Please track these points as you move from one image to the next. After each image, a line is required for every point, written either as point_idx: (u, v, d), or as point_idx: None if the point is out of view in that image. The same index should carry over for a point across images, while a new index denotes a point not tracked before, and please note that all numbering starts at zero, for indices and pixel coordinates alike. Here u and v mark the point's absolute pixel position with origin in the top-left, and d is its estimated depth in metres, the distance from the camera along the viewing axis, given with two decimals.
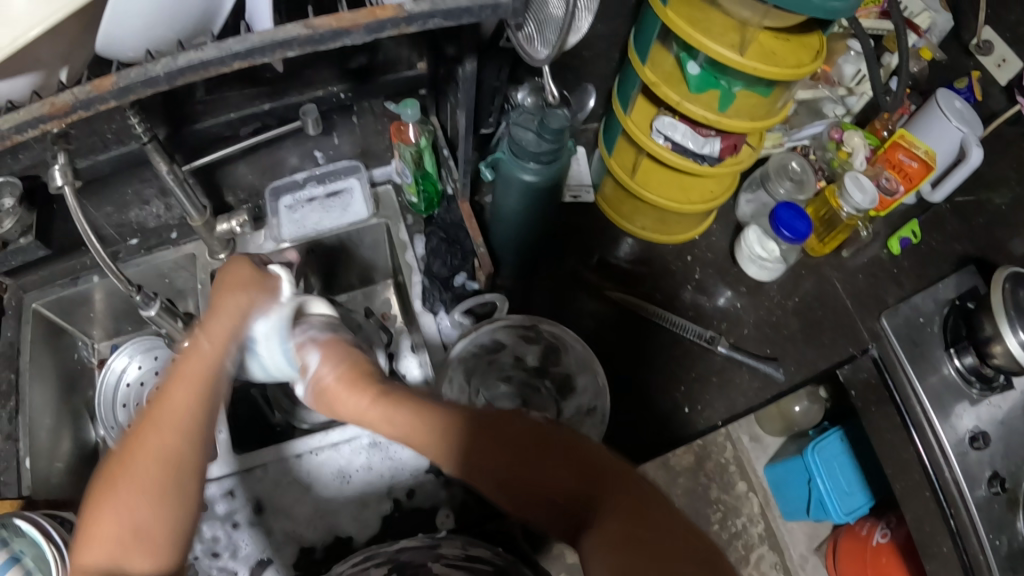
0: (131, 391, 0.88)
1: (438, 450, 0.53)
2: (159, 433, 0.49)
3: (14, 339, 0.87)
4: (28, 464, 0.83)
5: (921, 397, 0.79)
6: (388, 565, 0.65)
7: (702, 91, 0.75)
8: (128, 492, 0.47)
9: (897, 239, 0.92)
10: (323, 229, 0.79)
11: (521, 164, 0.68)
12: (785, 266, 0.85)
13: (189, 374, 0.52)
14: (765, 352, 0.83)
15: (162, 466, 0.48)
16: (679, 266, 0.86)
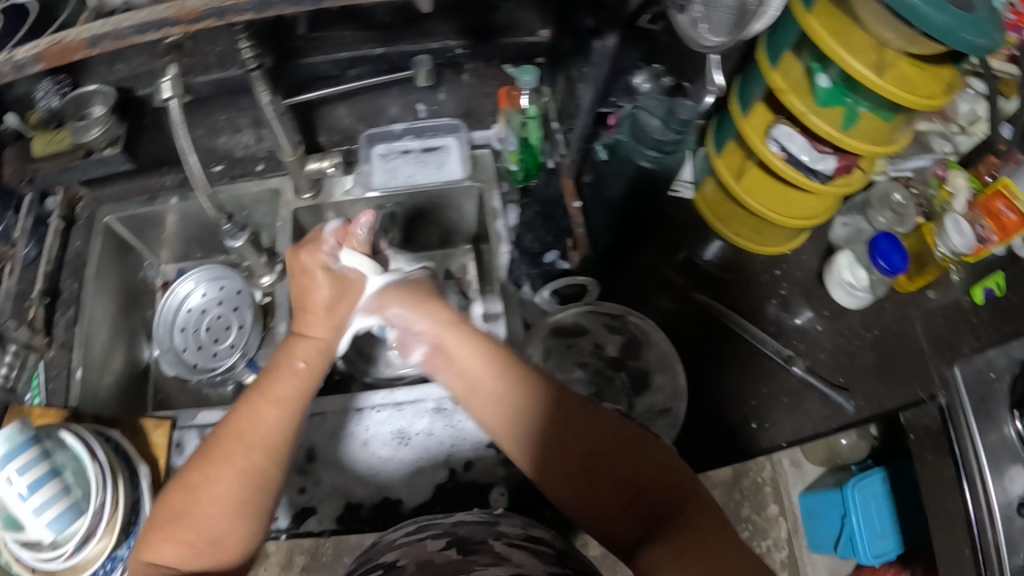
0: (191, 317, 0.87)
1: (515, 427, 0.54)
2: (249, 437, 0.53)
3: (83, 248, 0.87)
4: (78, 375, 0.83)
5: (981, 453, 0.67)
6: (445, 538, 0.62)
7: (828, 106, 0.72)
8: (206, 497, 0.51)
9: (982, 291, 0.83)
10: (415, 182, 0.78)
11: (640, 150, 0.66)
12: (871, 297, 0.82)
13: (282, 379, 0.56)
14: (838, 380, 0.80)
15: (242, 478, 0.52)
16: (767, 279, 0.84)
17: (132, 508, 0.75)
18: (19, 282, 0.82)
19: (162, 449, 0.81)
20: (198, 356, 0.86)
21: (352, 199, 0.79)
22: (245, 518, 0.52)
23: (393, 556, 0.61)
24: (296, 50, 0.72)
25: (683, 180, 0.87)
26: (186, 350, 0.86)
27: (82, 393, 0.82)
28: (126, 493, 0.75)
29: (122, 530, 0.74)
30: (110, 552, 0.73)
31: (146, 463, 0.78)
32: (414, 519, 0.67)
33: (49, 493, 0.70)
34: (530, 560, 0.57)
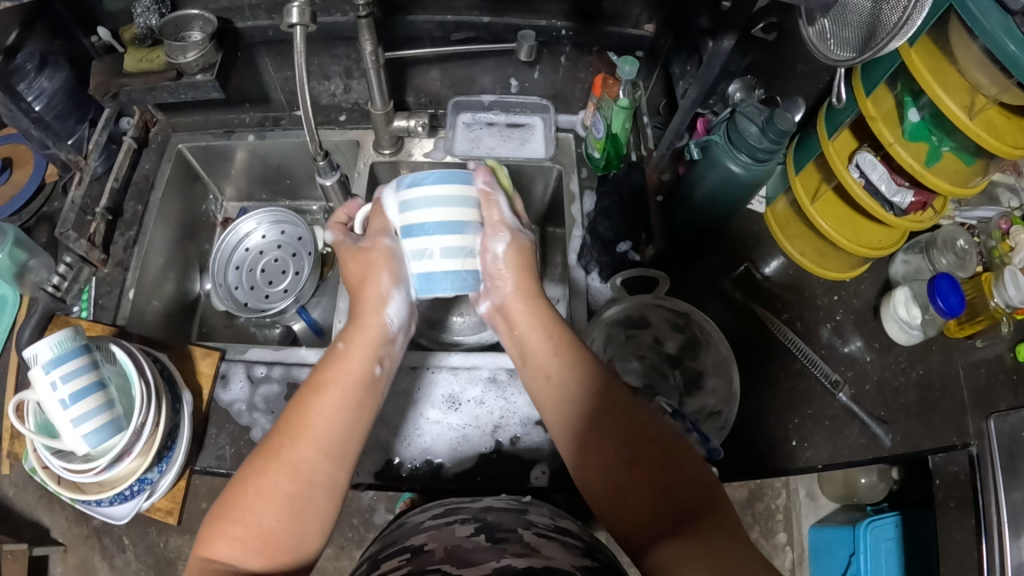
0: (247, 256, 0.91)
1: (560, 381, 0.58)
2: (304, 438, 0.55)
3: (152, 171, 0.87)
4: (130, 295, 0.82)
5: (1001, 509, 0.75)
6: (475, 524, 0.58)
7: (915, 140, 0.72)
8: (264, 498, 0.52)
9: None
10: (496, 154, 0.80)
11: (732, 153, 0.67)
12: (923, 336, 0.82)
13: (338, 380, 0.59)
14: (878, 414, 0.79)
15: (291, 475, 0.53)
16: (824, 303, 0.85)
17: (169, 435, 0.72)
18: (85, 196, 0.82)
19: (207, 378, 0.78)
20: (249, 295, 0.90)
21: (431, 161, 0.80)
22: (302, 518, 0.53)
23: (422, 539, 0.57)
24: (405, 7, 0.74)
25: (758, 195, 0.90)
26: (238, 288, 0.90)
27: (131, 314, 0.81)
28: (167, 418, 0.72)
29: (157, 456, 0.71)
30: (140, 474, 0.70)
31: (190, 391, 0.75)
32: (438, 502, 0.64)
33: (93, 407, 0.66)
34: (560, 553, 0.54)
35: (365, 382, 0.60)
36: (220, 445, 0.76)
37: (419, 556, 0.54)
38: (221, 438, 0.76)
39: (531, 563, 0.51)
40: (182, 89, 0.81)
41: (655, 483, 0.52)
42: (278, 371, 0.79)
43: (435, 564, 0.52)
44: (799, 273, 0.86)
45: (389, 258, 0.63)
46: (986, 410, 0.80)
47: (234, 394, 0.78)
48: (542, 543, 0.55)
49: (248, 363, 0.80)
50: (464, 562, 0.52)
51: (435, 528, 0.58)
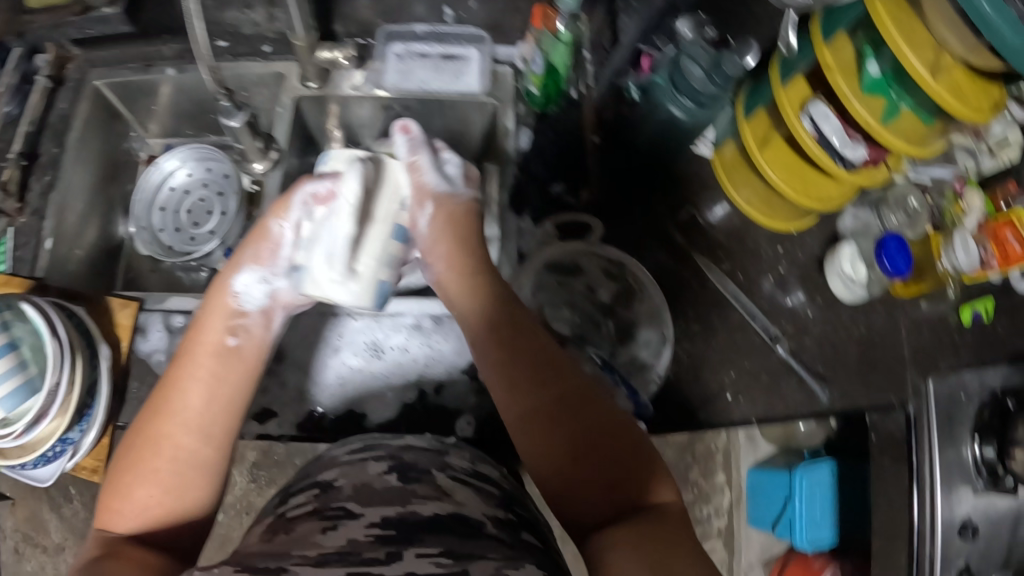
0: (172, 196, 0.87)
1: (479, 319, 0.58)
2: (166, 416, 0.53)
3: (67, 113, 0.81)
4: (49, 246, 0.78)
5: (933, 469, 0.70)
6: (388, 462, 0.55)
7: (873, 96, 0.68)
8: (141, 479, 0.51)
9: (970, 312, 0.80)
10: (430, 89, 0.73)
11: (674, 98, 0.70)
12: (866, 295, 0.81)
13: (195, 353, 0.56)
14: (817, 368, 0.80)
15: (155, 449, 0.52)
16: (770, 253, 0.83)
17: (88, 389, 0.70)
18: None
19: (125, 330, 0.74)
20: (174, 238, 0.86)
21: (360, 95, 0.75)
22: (183, 492, 0.52)
23: (332, 475, 0.53)
24: None
25: (706, 137, 0.84)
26: (163, 231, 0.86)
27: (50, 266, 0.78)
28: (84, 375, 0.69)
29: (76, 413, 0.68)
30: (60, 435, 0.68)
31: (107, 344, 0.72)
32: (359, 435, 0.60)
33: (1, 368, 0.64)
34: (474, 500, 0.51)
35: (223, 354, 0.57)
36: (143, 399, 0.75)
37: (326, 494, 0.51)
38: (143, 390, 0.75)
39: (438, 511, 0.48)
40: (88, 23, 0.82)
41: (593, 456, 0.50)
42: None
43: (340, 503, 0.49)
44: (745, 223, 0.84)
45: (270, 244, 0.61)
46: (924, 369, 0.80)
47: (153, 344, 0.76)
48: (455, 488, 0.52)
49: (166, 312, 0.77)
50: (371, 500, 0.49)
51: (348, 465, 0.54)
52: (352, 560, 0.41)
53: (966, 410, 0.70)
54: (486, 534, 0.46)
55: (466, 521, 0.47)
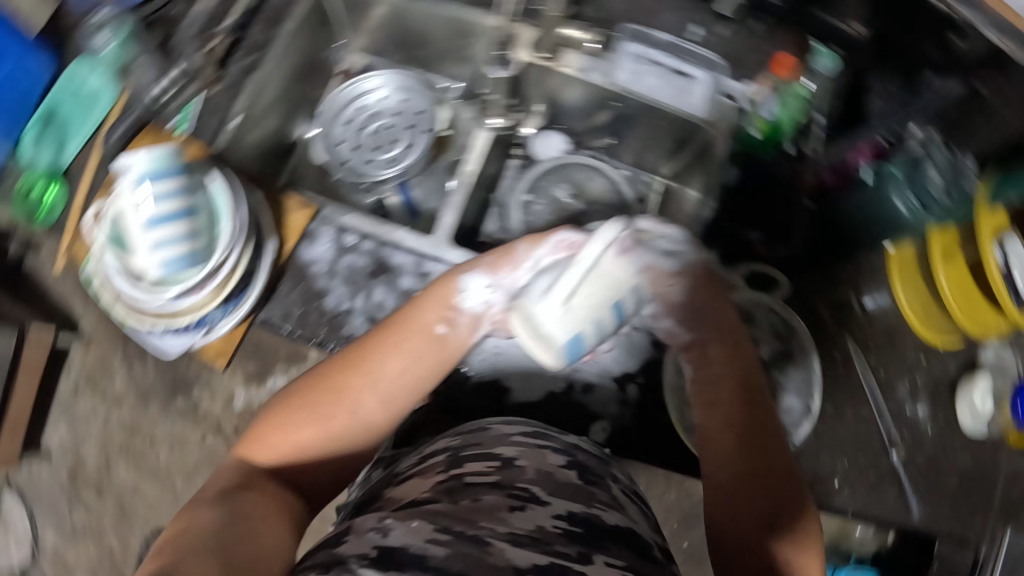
0: (359, 112, 0.86)
1: (707, 357, 0.62)
2: (362, 375, 0.60)
3: (285, 4, 0.82)
4: (230, 126, 0.82)
5: None
6: (565, 459, 0.56)
7: None
8: (307, 420, 0.58)
9: None
10: (655, 97, 0.74)
11: (903, 193, 0.73)
12: (986, 427, 0.78)
13: (410, 328, 0.62)
14: (919, 487, 0.80)
15: (338, 402, 0.59)
16: (911, 356, 0.82)
17: (245, 279, 0.73)
18: (215, 8, 0.82)
19: (295, 232, 0.77)
20: (351, 153, 0.86)
21: (585, 79, 0.75)
22: (340, 441, 0.58)
23: (512, 453, 0.55)
24: None
25: None
26: (342, 143, 0.86)
27: (229, 143, 0.82)
28: (248, 261, 0.72)
29: (227, 296, 0.71)
30: (208, 310, 0.71)
31: (276, 239, 0.75)
32: (529, 422, 0.62)
33: (177, 233, 0.67)
34: (641, 517, 0.54)
35: (432, 339, 0.62)
36: (290, 301, 0.77)
37: (507, 471, 0.52)
38: (292, 292, 0.77)
39: (617, 522, 0.50)
40: None
41: (763, 499, 0.57)
42: (370, 246, 0.77)
43: (525, 483, 0.51)
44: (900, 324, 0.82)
45: (508, 257, 0.63)
46: None
47: (317, 254, 0.77)
48: (626, 501, 0.55)
49: (339, 230, 0.76)
50: (555, 490, 0.51)
51: (526, 448, 0.56)
52: (546, 549, 0.44)
53: None
54: (656, 558, 0.49)
55: (638, 541, 0.50)
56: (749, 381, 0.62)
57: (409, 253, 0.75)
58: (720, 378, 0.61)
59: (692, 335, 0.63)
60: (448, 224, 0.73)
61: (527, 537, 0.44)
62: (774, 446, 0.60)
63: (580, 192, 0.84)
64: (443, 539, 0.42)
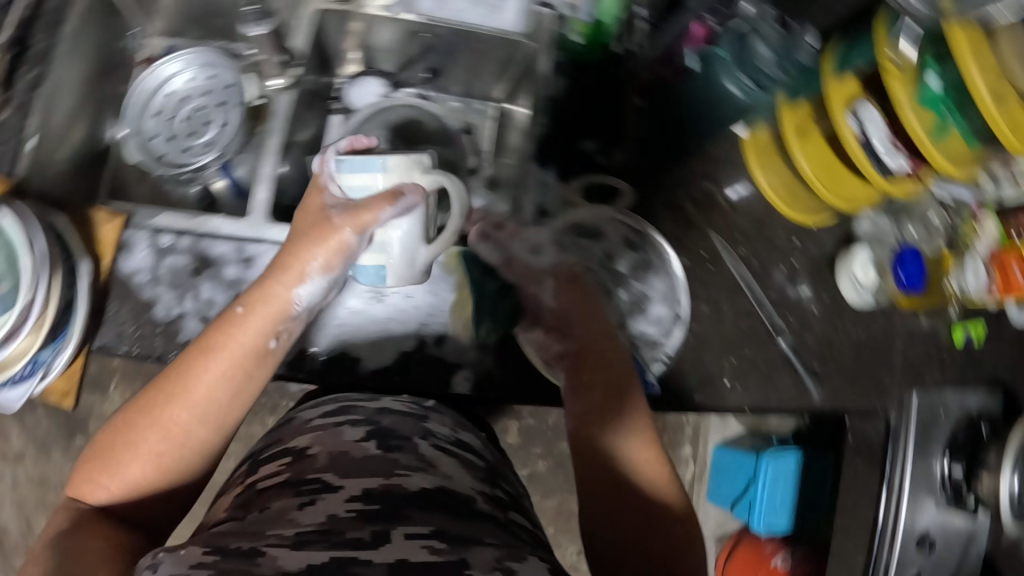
0: (168, 102, 0.79)
1: (575, 375, 0.59)
2: (178, 401, 0.52)
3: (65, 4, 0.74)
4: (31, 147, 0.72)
5: (905, 478, 0.74)
6: (369, 428, 0.54)
7: (925, 108, 0.64)
8: (138, 456, 0.52)
9: (964, 335, 0.83)
10: (465, 19, 0.70)
11: (734, 75, 0.66)
12: (872, 300, 0.83)
13: (231, 346, 0.54)
14: (813, 367, 0.79)
15: (164, 434, 0.52)
16: (783, 245, 0.79)
17: (65, 308, 0.63)
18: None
19: (109, 247, 0.67)
20: (166, 147, 0.79)
21: (389, 16, 0.70)
22: (172, 464, 0.53)
23: (305, 443, 0.53)
24: None
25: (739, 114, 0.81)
26: (155, 139, 0.79)
27: (32, 169, 0.72)
28: (62, 294, 0.63)
29: (49, 334, 0.63)
30: (32, 355, 0.63)
31: (89, 259, 0.65)
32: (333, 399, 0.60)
33: None
34: (458, 471, 0.52)
35: (258, 356, 0.55)
36: (121, 321, 0.65)
37: (299, 463, 0.50)
38: (123, 312, 0.65)
39: (426, 485, 0.47)
40: None
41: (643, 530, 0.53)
42: (188, 241, 0.66)
43: (316, 475, 0.48)
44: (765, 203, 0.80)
45: (342, 251, 0.56)
46: (910, 380, 0.84)
47: (137, 263, 0.67)
48: (438, 457, 0.52)
49: (155, 231, 0.67)
50: (352, 471, 0.48)
51: (322, 429, 0.54)
52: (335, 539, 0.40)
53: (944, 432, 0.76)
54: (478, 510, 0.47)
55: (457, 497, 0.47)
56: (621, 389, 0.58)
57: (230, 241, 0.65)
58: (587, 398, 0.58)
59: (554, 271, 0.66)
60: (264, 199, 0.66)
61: (316, 532, 0.40)
62: (654, 468, 0.56)
63: (399, 134, 0.73)
64: (209, 560, 0.37)
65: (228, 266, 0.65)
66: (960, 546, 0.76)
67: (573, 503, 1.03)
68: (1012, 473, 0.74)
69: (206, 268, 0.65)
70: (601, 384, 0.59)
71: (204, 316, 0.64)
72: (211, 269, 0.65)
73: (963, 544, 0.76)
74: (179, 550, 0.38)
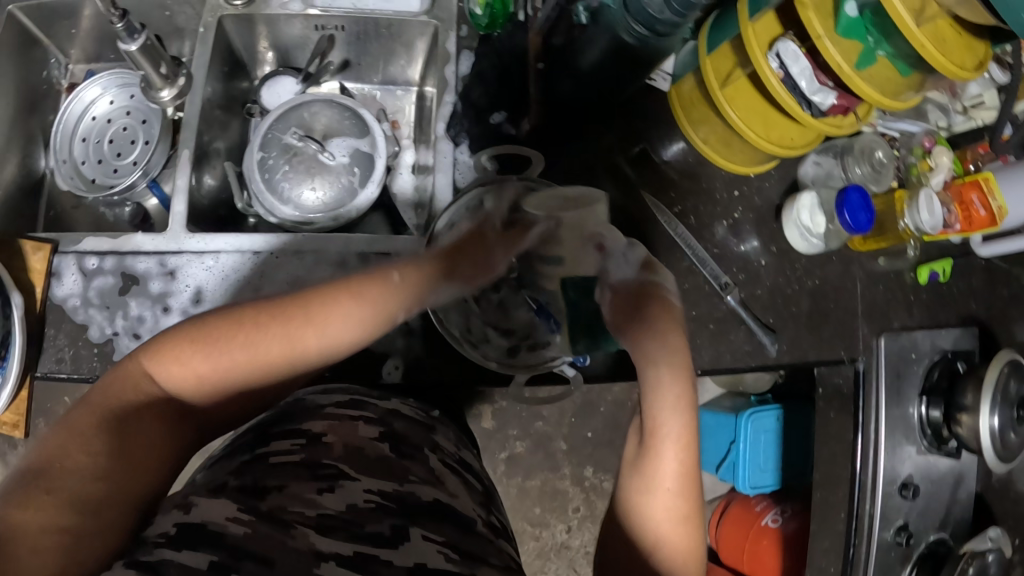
0: (95, 126, 0.81)
1: (665, 442, 0.48)
2: (314, 330, 0.46)
3: None
4: None
5: (880, 422, 0.77)
6: (380, 427, 0.52)
7: (848, 38, 0.62)
8: (242, 359, 0.45)
9: (928, 271, 0.83)
10: (363, 6, 0.69)
11: (625, 21, 0.55)
12: (823, 247, 0.79)
13: (377, 295, 0.49)
14: (768, 321, 0.78)
15: (279, 357, 0.46)
16: (723, 199, 0.79)
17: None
18: None
19: (39, 276, 0.67)
20: (97, 170, 0.80)
21: (288, 13, 0.70)
22: (263, 378, 0.47)
23: (320, 427, 0.50)
24: None
25: (663, 70, 0.78)
26: (85, 163, 0.80)
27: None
28: None
29: None
30: None
31: (20, 292, 0.65)
32: (345, 388, 0.57)
33: None
34: (462, 491, 0.51)
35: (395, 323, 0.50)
36: (59, 347, 0.66)
37: (314, 446, 0.47)
38: (61, 338, 0.66)
39: (434, 495, 0.47)
40: None
41: None
42: (112, 261, 0.66)
43: (333, 461, 0.46)
44: (699, 160, 0.79)
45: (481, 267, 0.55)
46: (877, 326, 0.82)
47: (68, 289, 0.66)
48: (446, 474, 0.51)
49: (80, 255, 0.67)
50: (365, 466, 0.47)
51: (338, 419, 0.51)
52: (358, 530, 0.40)
53: (916, 382, 0.79)
54: (480, 532, 0.47)
55: (459, 517, 0.46)
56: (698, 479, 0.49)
57: (151, 256, 0.64)
58: (678, 476, 0.48)
59: (620, 285, 0.52)
60: (180, 212, 0.65)
61: (337, 518, 0.41)
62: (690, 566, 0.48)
63: (313, 134, 0.69)
64: (246, 518, 0.38)
65: (152, 281, 0.64)
66: (940, 484, 0.78)
67: (557, 482, 1.01)
68: (990, 410, 0.74)
69: (133, 285, 0.65)
70: (686, 465, 0.48)
71: (136, 334, 0.64)
72: (136, 287, 0.64)
73: (942, 481, 0.79)
74: (213, 499, 0.40)
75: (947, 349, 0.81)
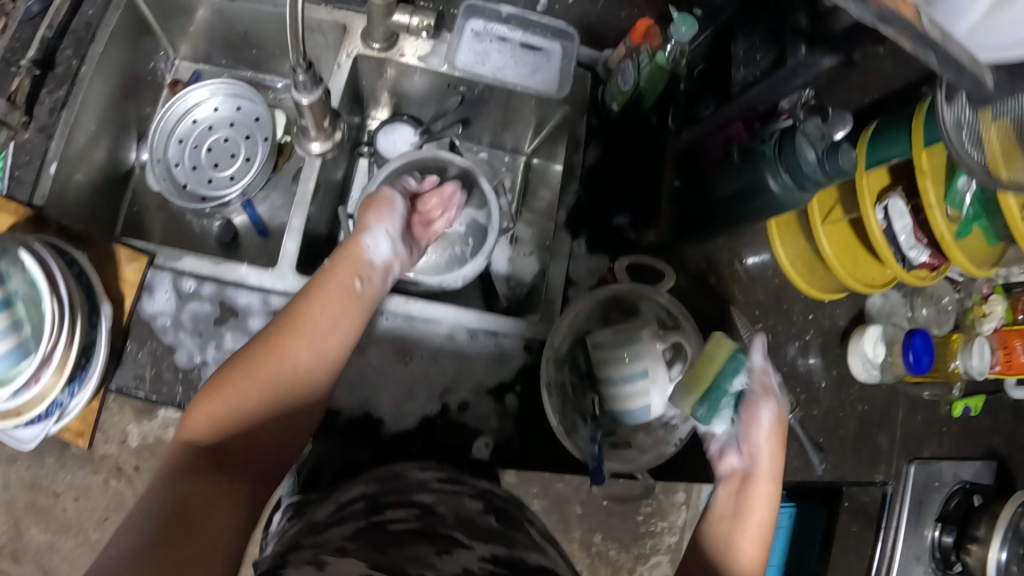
0: (194, 130, 0.81)
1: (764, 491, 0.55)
2: (299, 333, 0.55)
3: (96, 23, 0.73)
4: (53, 170, 0.70)
5: (897, 545, 0.83)
6: (482, 501, 0.54)
7: (953, 208, 0.65)
8: (249, 385, 0.53)
9: (962, 406, 0.86)
10: (502, 77, 0.72)
11: (774, 168, 0.57)
12: (878, 376, 0.82)
13: (335, 291, 0.58)
14: (817, 439, 0.82)
15: (278, 364, 0.54)
16: (799, 321, 0.83)
17: (84, 351, 0.61)
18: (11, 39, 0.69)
19: (130, 288, 0.65)
20: (190, 176, 0.80)
21: (425, 67, 0.73)
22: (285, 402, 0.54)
23: (430, 498, 0.52)
24: None
25: None
26: (179, 166, 0.80)
27: (53, 194, 0.70)
28: (82, 334, 0.61)
29: (71, 377, 0.60)
30: (52, 397, 0.60)
31: (110, 303, 0.63)
32: (441, 466, 0.58)
33: None
34: (562, 560, 0.51)
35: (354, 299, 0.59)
36: (140, 364, 0.64)
37: (427, 516, 0.49)
38: (142, 354, 0.64)
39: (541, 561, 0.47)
40: None
41: None
42: (211, 288, 0.65)
43: (447, 529, 0.48)
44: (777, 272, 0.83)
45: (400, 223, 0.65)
46: (909, 452, 0.85)
47: (159, 306, 0.65)
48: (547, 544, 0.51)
49: (177, 274, 0.66)
50: (477, 535, 0.48)
51: (445, 492, 0.53)
52: None
53: (932, 510, 0.84)
54: None
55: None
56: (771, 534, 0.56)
57: (254, 292, 0.65)
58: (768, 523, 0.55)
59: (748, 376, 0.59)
60: (290, 253, 0.66)
61: None
62: None
63: None
64: None
65: (253, 318, 0.65)
66: None
67: None
68: (1001, 546, 0.79)
69: (231, 317, 0.65)
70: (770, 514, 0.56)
71: None
72: (236, 321, 0.64)
73: None
74: (341, 559, 0.42)
75: (965, 480, 0.86)
